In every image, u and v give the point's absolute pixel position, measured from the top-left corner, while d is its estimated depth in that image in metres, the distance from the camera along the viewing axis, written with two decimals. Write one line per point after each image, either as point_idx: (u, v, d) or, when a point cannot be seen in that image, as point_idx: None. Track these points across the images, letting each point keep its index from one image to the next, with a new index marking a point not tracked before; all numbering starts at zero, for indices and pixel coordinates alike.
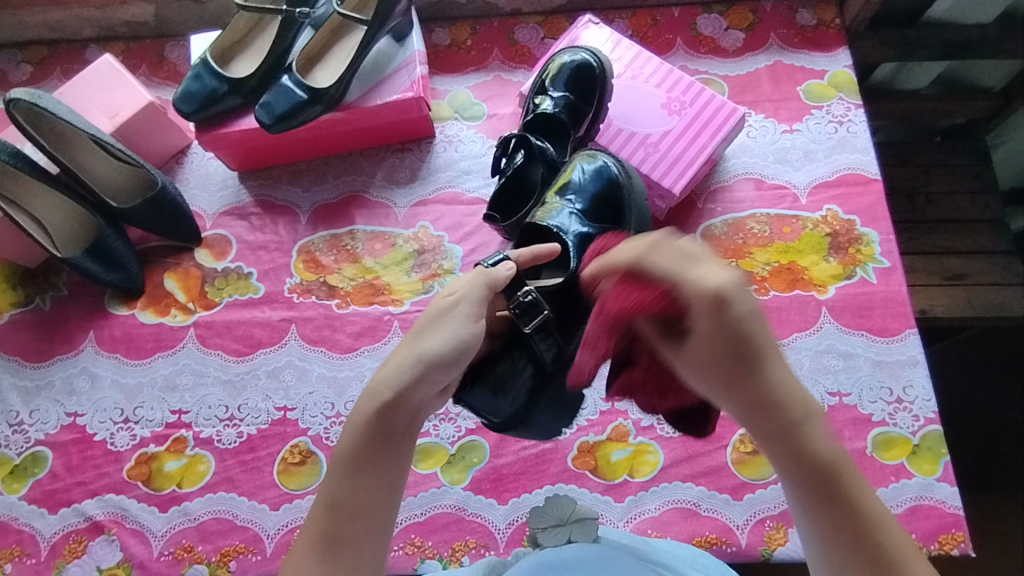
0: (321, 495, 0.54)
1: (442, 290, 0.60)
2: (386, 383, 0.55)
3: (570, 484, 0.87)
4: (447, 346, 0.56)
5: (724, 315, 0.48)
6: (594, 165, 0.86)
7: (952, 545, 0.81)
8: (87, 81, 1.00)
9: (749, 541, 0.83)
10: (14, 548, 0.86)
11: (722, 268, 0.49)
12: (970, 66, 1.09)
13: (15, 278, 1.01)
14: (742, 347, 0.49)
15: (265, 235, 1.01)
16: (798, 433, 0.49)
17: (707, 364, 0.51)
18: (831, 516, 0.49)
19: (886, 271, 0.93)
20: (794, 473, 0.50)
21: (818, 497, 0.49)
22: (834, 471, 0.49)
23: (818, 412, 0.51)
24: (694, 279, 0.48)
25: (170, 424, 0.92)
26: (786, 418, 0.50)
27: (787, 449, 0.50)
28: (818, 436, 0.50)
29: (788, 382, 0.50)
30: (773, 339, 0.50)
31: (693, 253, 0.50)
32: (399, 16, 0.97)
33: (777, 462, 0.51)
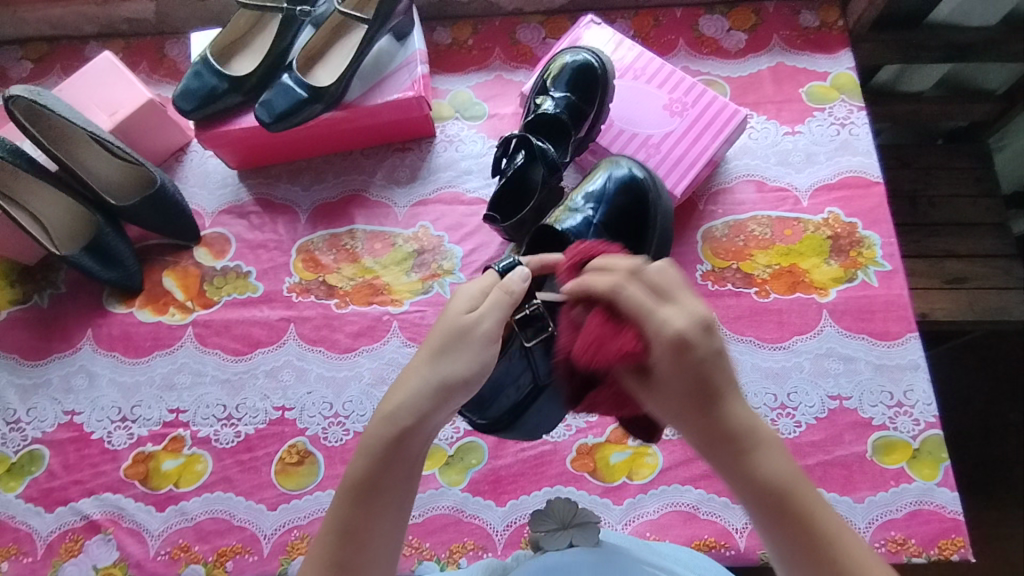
0: (329, 523, 0.52)
1: (457, 302, 0.58)
2: (406, 407, 0.54)
3: (568, 486, 0.86)
4: (468, 369, 0.55)
5: (681, 350, 0.48)
6: (622, 171, 0.88)
7: (952, 551, 0.80)
8: (87, 79, 1.00)
9: (748, 545, 0.82)
10: (11, 546, 0.86)
11: (688, 306, 0.50)
12: (973, 68, 1.09)
13: (13, 276, 1.01)
14: (703, 378, 0.48)
15: (264, 234, 1.01)
16: (753, 462, 0.47)
17: (670, 399, 0.50)
18: (796, 556, 0.46)
19: (887, 274, 0.93)
20: (757, 510, 0.47)
21: (784, 533, 0.46)
22: (801, 501, 0.46)
23: (780, 446, 0.49)
24: (661, 315, 0.50)
25: (168, 423, 0.91)
26: (747, 450, 0.48)
27: (745, 484, 0.47)
28: (778, 466, 0.47)
29: (746, 414, 0.49)
30: (732, 375, 0.49)
31: (661, 287, 0.51)
32: (400, 15, 0.96)
33: (742, 501, 0.48)
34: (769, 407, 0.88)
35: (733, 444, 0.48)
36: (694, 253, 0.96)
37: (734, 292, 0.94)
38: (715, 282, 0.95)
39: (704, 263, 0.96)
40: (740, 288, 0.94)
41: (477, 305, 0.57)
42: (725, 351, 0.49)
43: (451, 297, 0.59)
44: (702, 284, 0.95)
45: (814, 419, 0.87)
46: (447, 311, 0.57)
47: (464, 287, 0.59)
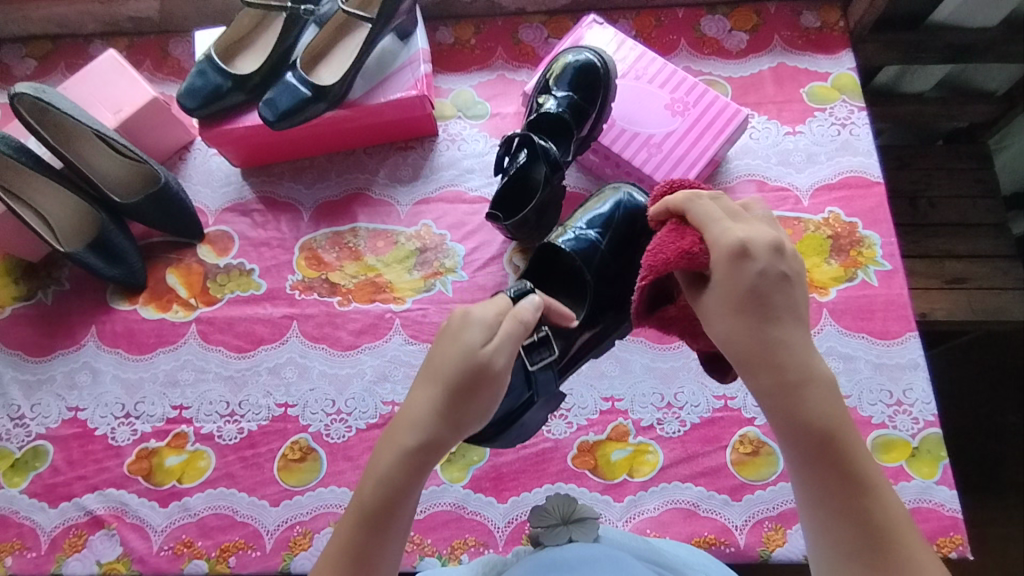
0: (340, 546, 0.54)
1: (477, 335, 0.54)
2: (425, 446, 0.54)
3: (570, 483, 0.87)
4: (483, 403, 0.54)
5: (741, 265, 0.50)
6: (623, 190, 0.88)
7: (950, 548, 0.81)
8: (91, 77, 1.00)
9: (748, 542, 0.83)
10: (15, 541, 0.87)
11: (758, 228, 0.52)
12: (974, 70, 1.09)
13: (17, 272, 1.01)
14: (759, 300, 0.50)
15: (267, 231, 1.01)
16: (805, 399, 0.49)
17: (720, 315, 0.51)
18: (825, 481, 0.49)
19: (887, 274, 0.93)
20: (801, 447, 0.50)
21: (815, 462, 0.49)
22: (842, 446, 0.49)
23: (831, 384, 0.50)
24: (728, 230, 0.52)
25: (171, 420, 0.92)
26: (799, 384, 0.49)
27: (794, 418, 0.49)
28: (828, 405, 0.49)
29: (803, 345, 0.50)
30: (795, 305, 0.51)
31: (736, 212, 0.53)
32: (403, 14, 0.97)
33: (783, 434, 0.50)
34: None
35: (786, 375, 0.49)
36: None
37: None
38: None
39: None
40: None
41: (498, 338, 0.54)
42: (792, 278, 0.51)
43: (466, 323, 0.55)
44: None
45: None
46: (460, 339, 0.54)
47: (476, 308, 0.56)
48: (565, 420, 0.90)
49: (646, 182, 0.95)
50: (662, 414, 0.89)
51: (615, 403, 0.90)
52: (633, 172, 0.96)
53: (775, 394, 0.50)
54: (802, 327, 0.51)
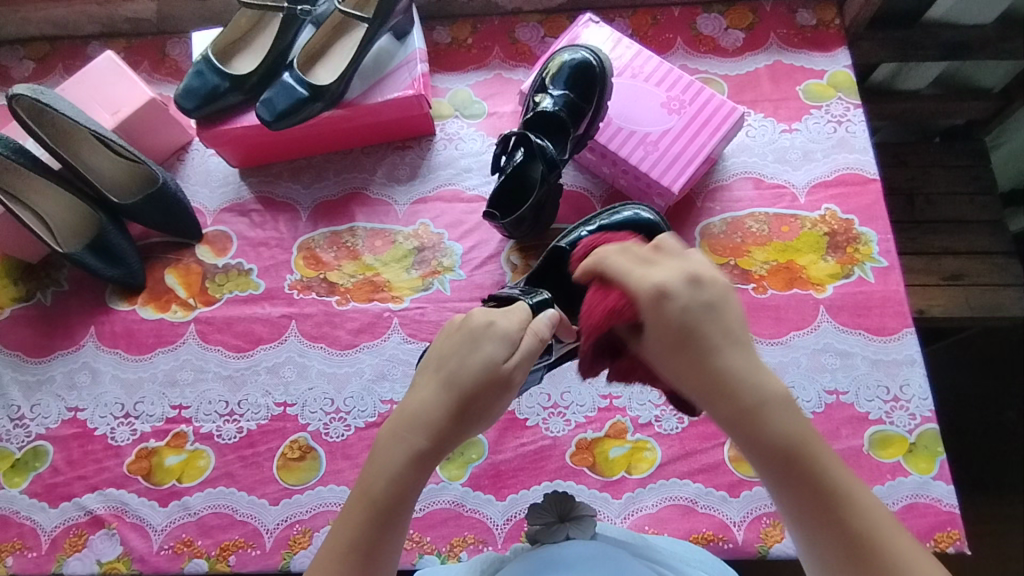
0: (344, 538, 0.52)
1: (499, 344, 0.54)
2: (438, 448, 0.53)
3: (568, 480, 0.87)
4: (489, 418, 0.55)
5: (664, 306, 0.50)
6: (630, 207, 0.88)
7: (948, 543, 0.81)
8: (89, 78, 1.00)
9: (746, 538, 0.83)
10: (15, 541, 0.87)
11: (675, 267, 0.51)
12: (970, 66, 1.09)
13: (17, 274, 1.01)
14: (694, 336, 0.49)
15: (266, 231, 1.02)
16: (762, 421, 0.48)
17: (661, 356, 0.51)
18: (801, 499, 0.48)
19: (884, 270, 0.94)
20: (769, 468, 0.48)
21: (788, 479, 0.48)
22: (809, 461, 0.48)
23: (787, 399, 0.49)
24: (648, 275, 0.51)
25: (171, 420, 0.92)
26: (755, 409, 0.48)
27: (753, 441, 0.48)
28: (789, 422, 0.48)
29: (746, 369, 0.49)
30: (729, 327, 0.50)
31: (650, 256, 0.53)
32: (399, 14, 0.97)
33: (751, 459, 0.49)
34: None
35: (739, 404, 0.48)
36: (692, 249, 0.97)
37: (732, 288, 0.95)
38: None
39: None
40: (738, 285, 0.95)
41: (517, 354, 0.54)
42: (718, 305, 0.50)
43: (490, 331, 0.54)
44: None
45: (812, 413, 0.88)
46: (478, 347, 0.54)
47: (500, 319, 0.55)
48: (564, 417, 0.90)
49: (642, 180, 0.96)
50: (660, 411, 0.90)
51: (613, 400, 0.90)
52: (630, 170, 0.96)
53: (729, 424, 0.49)
54: (746, 349, 0.50)
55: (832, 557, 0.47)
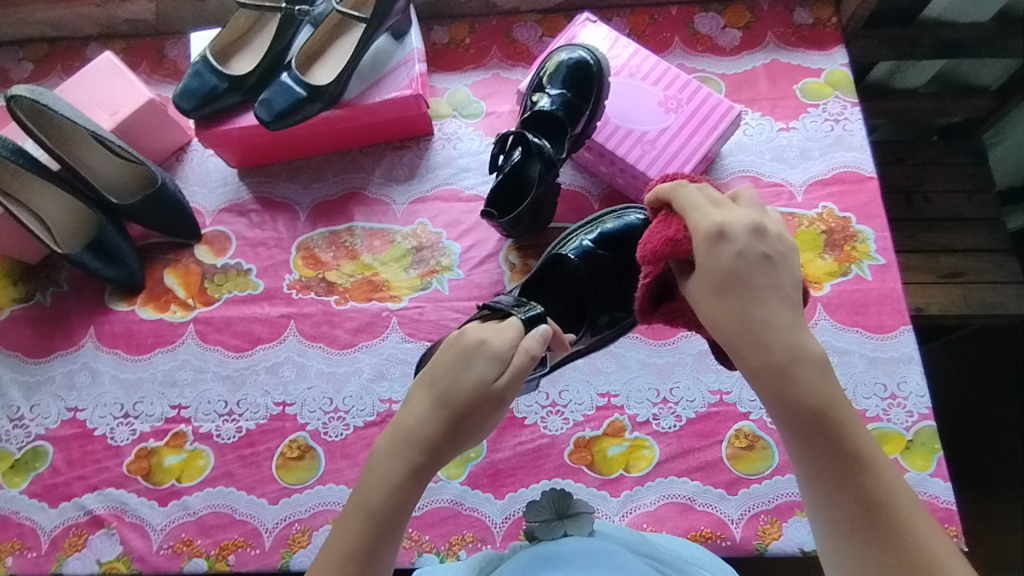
0: (342, 550, 0.51)
1: (494, 361, 0.54)
2: (433, 460, 0.53)
3: (567, 479, 0.87)
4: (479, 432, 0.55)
5: (715, 248, 0.50)
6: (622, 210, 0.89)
7: (945, 540, 0.81)
8: (88, 79, 1.01)
9: (744, 535, 0.83)
10: (15, 541, 0.87)
11: (738, 211, 0.52)
12: (967, 65, 1.10)
13: (16, 274, 1.02)
14: (741, 284, 0.49)
15: (264, 231, 1.02)
16: (796, 376, 0.48)
17: (704, 300, 0.51)
18: (821, 460, 0.47)
19: (881, 268, 0.94)
20: (794, 428, 0.48)
21: (810, 438, 0.48)
22: (835, 427, 0.47)
23: (825, 363, 0.49)
24: (708, 212, 0.52)
25: (170, 419, 0.92)
26: (790, 365, 0.48)
27: (782, 393, 0.48)
28: (823, 386, 0.48)
29: (789, 325, 0.49)
30: (781, 283, 0.50)
31: (718, 199, 0.53)
32: (397, 14, 0.97)
33: (777, 416, 0.49)
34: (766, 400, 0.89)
35: (774, 358, 0.48)
36: None
37: None
38: None
39: None
40: None
41: (508, 371, 0.54)
42: (774, 259, 0.50)
43: (484, 348, 0.54)
44: None
45: None
46: (470, 363, 0.54)
47: (493, 338, 0.55)
48: (562, 416, 0.90)
49: (639, 179, 0.96)
50: (658, 410, 0.90)
51: (612, 398, 0.91)
52: (627, 169, 0.96)
53: (763, 376, 0.49)
54: (792, 307, 0.50)
55: (842, 528, 0.46)
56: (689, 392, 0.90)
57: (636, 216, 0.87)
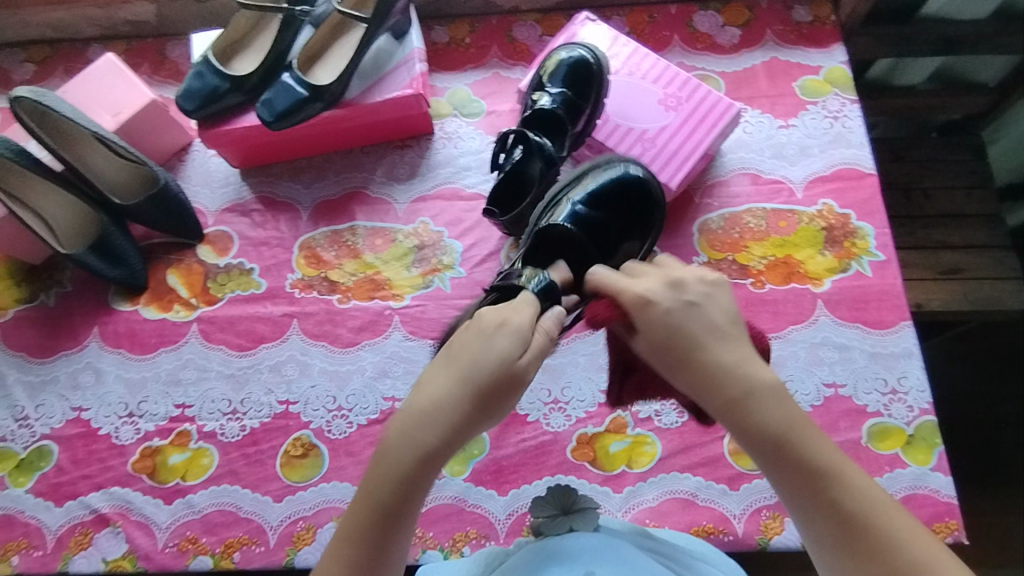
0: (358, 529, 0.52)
1: (515, 343, 0.54)
2: (448, 445, 0.53)
3: (569, 475, 0.88)
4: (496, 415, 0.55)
5: (647, 311, 0.53)
6: (616, 159, 0.89)
7: (946, 533, 0.82)
8: (90, 81, 1.01)
9: (746, 530, 0.84)
10: (22, 540, 0.88)
11: (656, 276, 0.55)
12: (965, 61, 1.10)
13: (20, 275, 1.02)
14: (677, 334, 0.52)
15: (267, 231, 1.02)
16: (748, 410, 0.50)
17: (651, 355, 0.54)
18: (795, 487, 0.49)
19: (881, 264, 0.94)
20: (759, 456, 0.50)
21: (777, 467, 0.49)
22: (800, 447, 0.49)
23: (777, 388, 0.50)
24: (627, 284, 0.55)
25: (174, 418, 0.93)
26: (740, 398, 0.50)
27: (740, 429, 0.50)
28: (778, 411, 0.49)
29: (733, 361, 0.51)
30: (712, 323, 0.52)
31: (636, 270, 0.57)
32: (398, 14, 0.98)
33: (741, 446, 0.51)
34: None
35: (723, 393, 0.50)
36: (691, 246, 0.98)
37: (731, 283, 0.95)
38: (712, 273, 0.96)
39: (700, 255, 0.97)
40: (737, 279, 0.95)
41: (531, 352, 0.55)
42: (698, 302, 0.53)
43: (504, 330, 0.55)
44: None
45: (811, 405, 0.89)
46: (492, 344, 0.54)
47: (512, 319, 0.56)
48: (564, 413, 0.91)
49: None
50: (660, 406, 0.90)
51: None
52: None
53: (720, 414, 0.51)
54: (730, 339, 0.52)
55: (828, 544, 0.47)
56: None
57: (630, 168, 0.87)
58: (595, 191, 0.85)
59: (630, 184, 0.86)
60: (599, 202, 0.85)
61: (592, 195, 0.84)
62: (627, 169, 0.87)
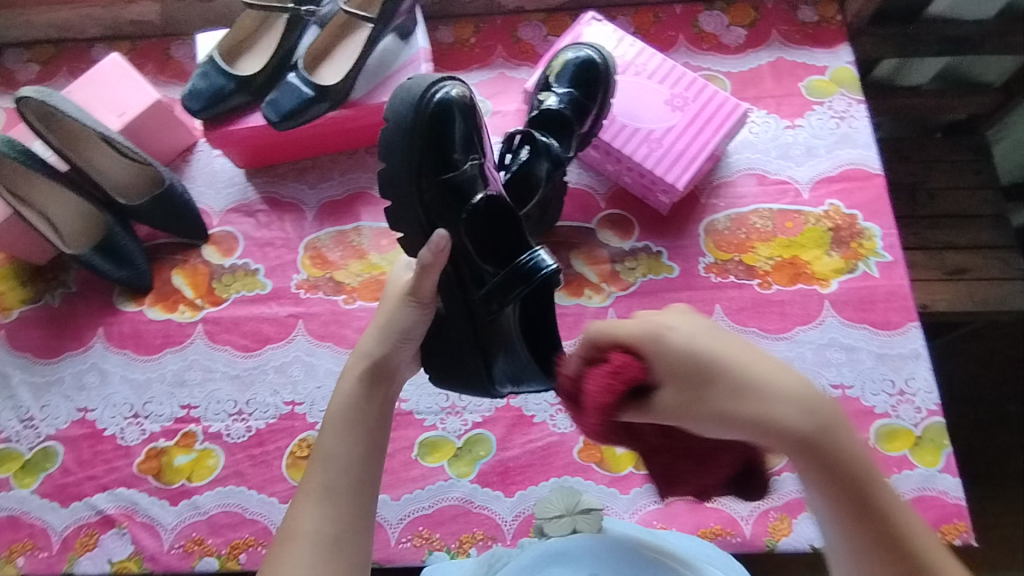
0: (317, 456, 0.62)
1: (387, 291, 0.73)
2: (368, 353, 0.68)
3: (576, 476, 0.88)
4: (409, 326, 0.69)
5: (666, 341, 0.49)
6: (417, 93, 0.69)
7: (954, 535, 0.82)
8: (95, 81, 1.01)
9: (754, 532, 0.84)
10: (27, 541, 0.88)
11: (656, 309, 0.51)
12: (971, 62, 1.11)
13: (25, 276, 1.02)
14: (717, 373, 0.48)
15: (272, 231, 1.02)
16: (839, 441, 0.48)
17: (684, 409, 0.49)
18: (864, 520, 0.48)
19: (888, 265, 0.94)
20: (835, 489, 0.48)
21: (850, 502, 0.48)
22: (870, 477, 0.49)
23: (844, 419, 0.50)
24: (633, 324, 0.50)
25: (180, 419, 0.93)
26: (814, 432, 0.48)
27: (823, 465, 0.48)
28: (851, 440, 0.49)
29: (799, 392, 0.49)
30: (758, 360, 0.49)
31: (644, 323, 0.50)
32: (403, 14, 0.97)
33: (815, 483, 0.49)
34: None
35: (796, 428, 0.48)
36: (697, 246, 0.97)
37: (736, 284, 0.95)
38: (717, 274, 0.96)
39: (706, 256, 0.97)
40: (742, 280, 0.95)
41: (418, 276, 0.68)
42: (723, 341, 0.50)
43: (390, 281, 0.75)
44: (705, 276, 0.96)
45: None
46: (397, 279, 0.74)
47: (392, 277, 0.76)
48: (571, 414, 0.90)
49: (646, 177, 0.96)
50: None
51: None
52: (635, 168, 0.96)
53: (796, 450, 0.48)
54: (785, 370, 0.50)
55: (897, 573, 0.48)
56: None
57: (445, 92, 0.70)
58: (420, 152, 0.69)
59: (446, 103, 0.69)
60: (438, 148, 0.69)
61: (432, 142, 0.69)
62: (436, 90, 0.70)
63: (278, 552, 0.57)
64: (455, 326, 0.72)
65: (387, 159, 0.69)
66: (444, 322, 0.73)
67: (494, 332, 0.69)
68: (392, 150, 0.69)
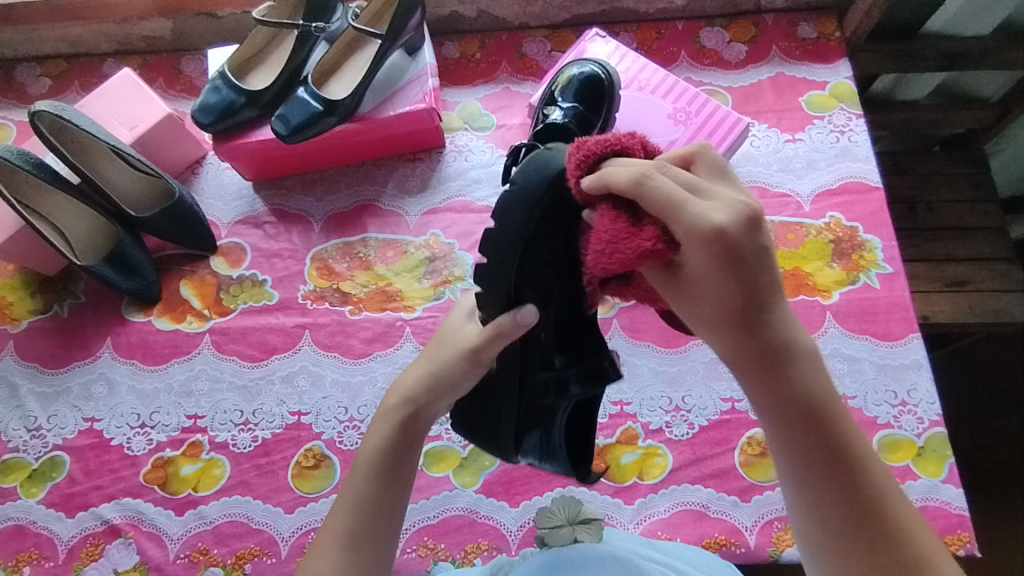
0: (343, 496, 0.59)
1: (460, 310, 0.65)
2: (407, 394, 0.61)
3: (581, 487, 0.88)
4: (455, 380, 0.61)
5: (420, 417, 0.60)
6: (554, 164, 0.56)
7: (958, 546, 0.82)
8: (107, 95, 1.03)
9: (758, 543, 0.84)
10: (33, 551, 0.88)
11: (726, 198, 0.44)
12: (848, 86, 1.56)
13: (34, 286, 1.03)
14: (747, 284, 0.45)
15: (279, 243, 1.03)
16: (766, 305, 0.46)
17: (700, 301, 0.47)
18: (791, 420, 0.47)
19: (888, 276, 0.95)
20: (754, 359, 0.47)
21: (762, 380, 0.48)
22: (802, 378, 0.47)
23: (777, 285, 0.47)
24: (444, 337, 0.63)
25: (186, 429, 0.93)
26: (780, 347, 0.47)
27: (754, 330, 0.46)
28: (817, 380, 0.48)
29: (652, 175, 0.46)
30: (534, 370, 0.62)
31: (452, 324, 0.64)
32: (411, 31, 0.99)
33: (730, 344, 0.47)
34: (664, 410, 0.91)
35: (766, 356, 0.47)
36: None
37: None
38: None
39: None
40: None
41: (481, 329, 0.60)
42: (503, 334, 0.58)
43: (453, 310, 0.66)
44: None
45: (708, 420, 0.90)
46: (455, 330, 0.63)
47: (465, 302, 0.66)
48: None
49: None
50: (671, 417, 0.91)
51: (624, 406, 0.92)
52: None
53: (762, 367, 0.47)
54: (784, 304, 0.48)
55: (834, 524, 0.47)
56: (701, 400, 0.91)
57: (284, 123, 0.97)
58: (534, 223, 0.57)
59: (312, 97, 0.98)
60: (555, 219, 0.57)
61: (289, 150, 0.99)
62: None
63: (312, 552, 0.58)
64: (504, 395, 0.64)
65: (501, 219, 0.58)
66: (494, 385, 0.65)
67: (537, 411, 0.65)
68: (510, 211, 0.58)
